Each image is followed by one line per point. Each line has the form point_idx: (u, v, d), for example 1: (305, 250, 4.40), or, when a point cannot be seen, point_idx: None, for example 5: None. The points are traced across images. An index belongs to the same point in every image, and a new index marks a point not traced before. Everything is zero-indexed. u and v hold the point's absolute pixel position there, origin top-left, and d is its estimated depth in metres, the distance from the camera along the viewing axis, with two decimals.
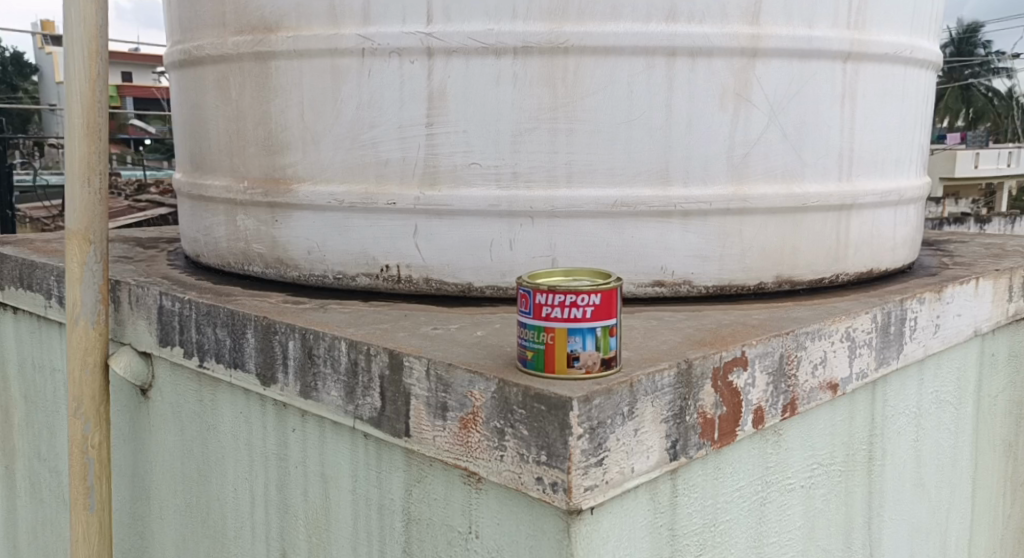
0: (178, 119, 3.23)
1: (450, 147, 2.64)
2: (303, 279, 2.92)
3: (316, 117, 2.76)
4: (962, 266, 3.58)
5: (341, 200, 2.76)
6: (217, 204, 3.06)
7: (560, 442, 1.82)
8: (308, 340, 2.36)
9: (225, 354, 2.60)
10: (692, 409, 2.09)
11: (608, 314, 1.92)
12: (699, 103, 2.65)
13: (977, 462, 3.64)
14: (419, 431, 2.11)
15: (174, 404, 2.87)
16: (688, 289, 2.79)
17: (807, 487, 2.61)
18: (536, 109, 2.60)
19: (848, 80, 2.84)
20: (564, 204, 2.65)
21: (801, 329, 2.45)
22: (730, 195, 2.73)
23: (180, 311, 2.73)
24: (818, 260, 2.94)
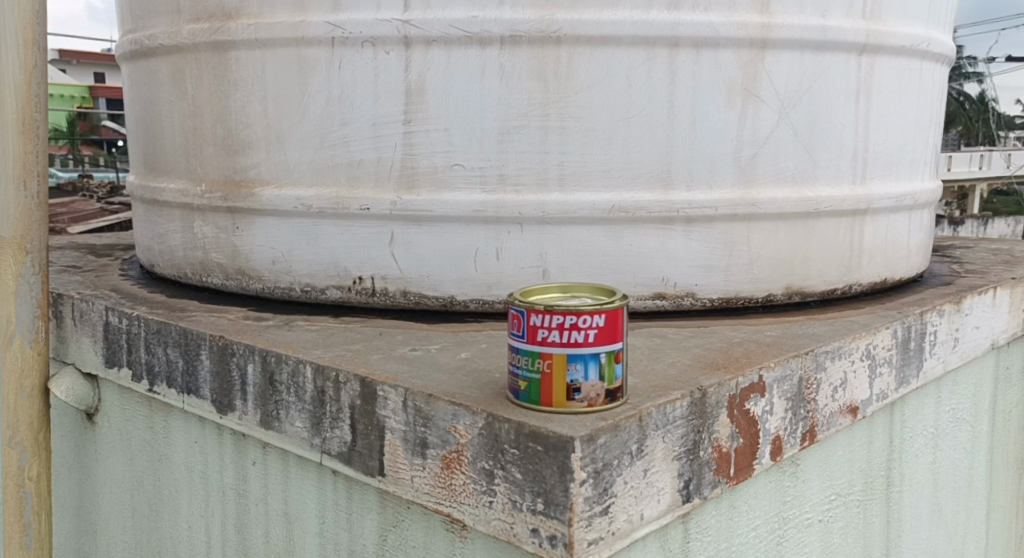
0: (131, 115, 2.95)
1: (430, 147, 2.39)
2: (268, 292, 2.65)
3: (280, 113, 2.49)
4: (975, 275, 3.36)
5: (309, 205, 2.49)
6: (172, 209, 2.78)
7: (559, 489, 1.57)
8: (269, 364, 2.09)
9: (177, 377, 2.32)
10: (706, 443, 1.84)
11: (612, 337, 1.66)
12: (704, 99, 2.40)
13: (992, 483, 3.42)
14: (395, 471, 1.85)
15: (123, 431, 2.60)
16: (691, 302, 2.54)
17: (824, 521, 2.38)
18: (525, 105, 2.34)
19: (863, 75, 2.60)
20: (556, 210, 2.40)
21: (821, 347, 2.20)
22: (737, 199, 2.48)
23: (128, 329, 2.45)
24: (831, 270, 2.70)
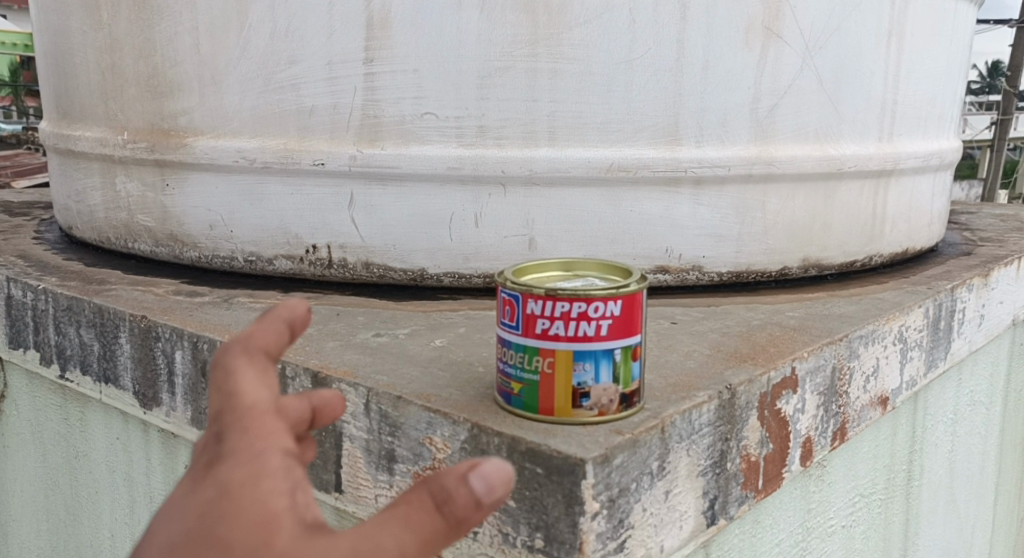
0: (42, 50, 2.53)
1: (396, 93, 2.01)
2: (206, 261, 2.27)
3: (216, 49, 2.10)
4: (993, 243, 3.07)
5: (251, 159, 2.11)
6: (91, 162, 2.39)
7: (564, 524, 1.25)
8: (201, 352, 1.73)
9: (92, 363, 1.95)
10: (734, 453, 1.52)
11: (629, 330, 1.32)
12: (718, 38, 2.05)
13: (1003, 469, 3.16)
14: (355, 488, 1.51)
15: (33, 423, 2.22)
16: (697, 277, 2.21)
17: (847, 527, 2.09)
18: (509, 42, 1.97)
19: (895, 14, 2.26)
20: (545, 168, 2.04)
21: (855, 332, 1.88)
22: (753, 157, 2.14)
23: (34, 305, 2.06)
24: (852, 239, 2.38)
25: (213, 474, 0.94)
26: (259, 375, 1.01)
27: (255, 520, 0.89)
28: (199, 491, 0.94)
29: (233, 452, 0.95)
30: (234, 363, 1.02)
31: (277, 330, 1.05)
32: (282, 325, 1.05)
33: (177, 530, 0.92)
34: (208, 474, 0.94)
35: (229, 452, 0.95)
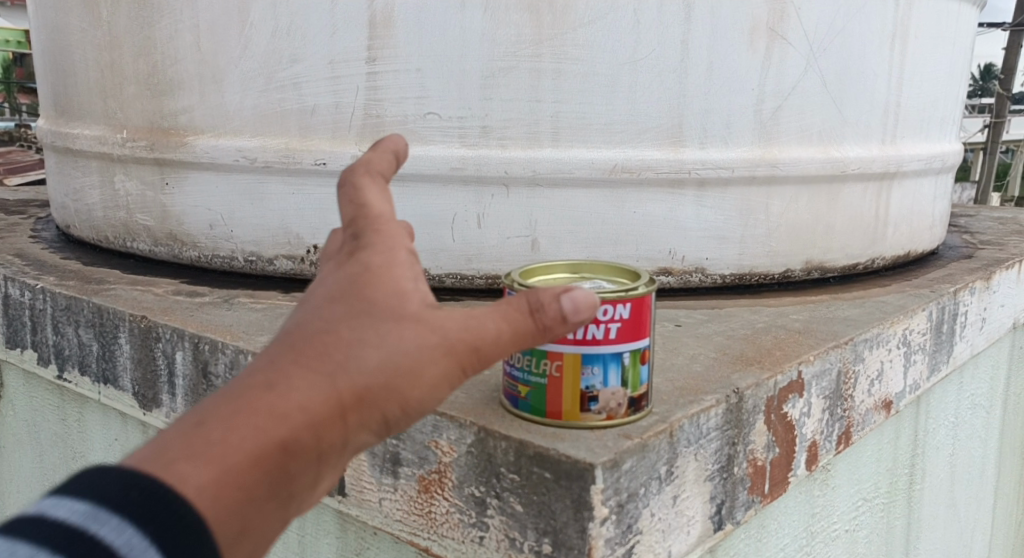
0: (40, 47, 2.50)
1: (399, 93, 1.99)
2: (205, 261, 2.26)
3: (216, 47, 2.08)
4: (993, 247, 3.06)
5: (252, 159, 2.10)
6: (89, 161, 2.37)
7: (573, 529, 1.24)
8: (202, 353, 1.71)
9: (91, 363, 1.93)
10: (741, 457, 1.52)
11: (638, 333, 1.31)
12: (723, 39, 2.04)
13: (1003, 472, 3.16)
14: (359, 491, 1.50)
15: (30, 423, 2.20)
16: (700, 279, 2.20)
17: (850, 531, 2.08)
18: (513, 42, 1.96)
19: (899, 16, 2.26)
20: (548, 169, 2.03)
21: (860, 335, 1.87)
22: (757, 159, 2.13)
23: (32, 305, 2.04)
24: (855, 241, 2.38)
25: (354, 255, 1.11)
26: (381, 193, 1.18)
27: (393, 292, 1.07)
28: (339, 269, 1.11)
29: (369, 243, 1.11)
30: (360, 181, 1.18)
31: (387, 161, 1.22)
32: (391, 157, 1.23)
33: (325, 294, 1.09)
34: (349, 259, 1.11)
35: (365, 242, 1.12)
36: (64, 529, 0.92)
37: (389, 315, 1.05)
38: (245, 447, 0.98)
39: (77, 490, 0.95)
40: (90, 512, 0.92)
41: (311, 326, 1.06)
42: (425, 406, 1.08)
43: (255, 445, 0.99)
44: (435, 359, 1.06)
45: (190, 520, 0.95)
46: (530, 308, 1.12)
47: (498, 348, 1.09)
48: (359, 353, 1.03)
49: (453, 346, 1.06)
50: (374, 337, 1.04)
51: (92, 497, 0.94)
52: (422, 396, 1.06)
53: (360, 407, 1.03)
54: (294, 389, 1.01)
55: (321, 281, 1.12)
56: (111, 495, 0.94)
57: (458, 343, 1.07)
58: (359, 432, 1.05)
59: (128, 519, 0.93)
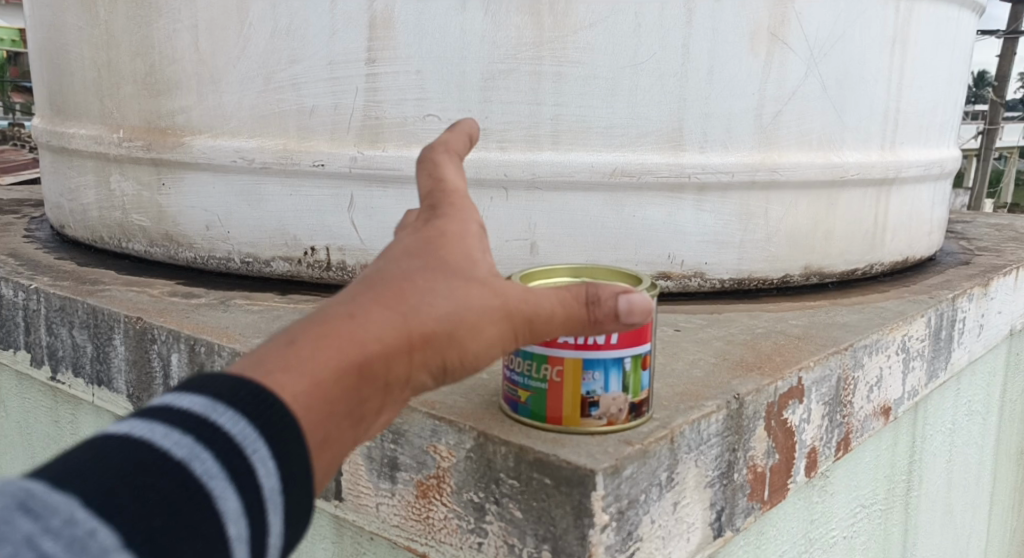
0: (36, 45, 2.49)
1: (398, 94, 1.98)
2: (202, 263, 2.24)
3: (215, 47, 2.06)
4: (991, 253, 3.06)
5: (250, 159, 2.08)
6: (84, 160, 2.35)
7: (573, 536, 1.23)
8: (198, 355, 1.70)
9: (85, 365, 1.91)
10: (741, 463, 1.51)
11: (640, 338, 1.30)
12: (723, 44, 2.03)
13: (998, 478, 3.15)
14: (356, 496, 1.49)
15: (23, 425, 2.18)
16: (698, 284, 2.20)
17: (848, 538, 2.07)
18: (514, 45, 1.95)
19: (900, 22, 2.25)
20: (547, 172, 2.02)
21: (860, 341, 1.87)
22: (757, 164, 2.12)
23: (25, 305, 2.02)
24: (854, 247, 2.37)
25: (430, 224, 1.19)
26: (458, 171, 1.28)
27: (464, 257, 1.14)
28: (414, 233, 1.19)
29: (444, 215, 1.20)
30: (440, 159, 1.29)
31: (462, 142, 1.33)
32: (467, 137, 1.34)
33: (403, 246, 1.16)
34: (426, 223, 1.20)
35: (439, 214, 1.20)
36: (185, 417, 0.94)
37: (461, 273, 1.13)
38: (333, 365, 1.03)
39: (191, 387, 0.97)
40: (212, 402, 0.95)
41: (391, 272, 1.12)
42: (478, 361, 1.14)
43: (343, 363, 1.03)
44: (493, 321, 1.13)
45: (289, 423, 0.98)
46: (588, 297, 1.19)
47: (550, 322, 1.16)
48: (434, 300, 1.09)
49: (511, 312, 1.14)
50: (444, 287, 1.11)
51: (207, 391, 0.96)
52: (477, 351, 1.13)
53: (429, 346, 1.09)
54: (377, 321, 1.06)
55: (397, 240, 1.18)
56: (221, 392, 0.96)
57: (518, 308, 1.14)
58: (420, 372, 1.10)
59: (240, 412, 0.96)
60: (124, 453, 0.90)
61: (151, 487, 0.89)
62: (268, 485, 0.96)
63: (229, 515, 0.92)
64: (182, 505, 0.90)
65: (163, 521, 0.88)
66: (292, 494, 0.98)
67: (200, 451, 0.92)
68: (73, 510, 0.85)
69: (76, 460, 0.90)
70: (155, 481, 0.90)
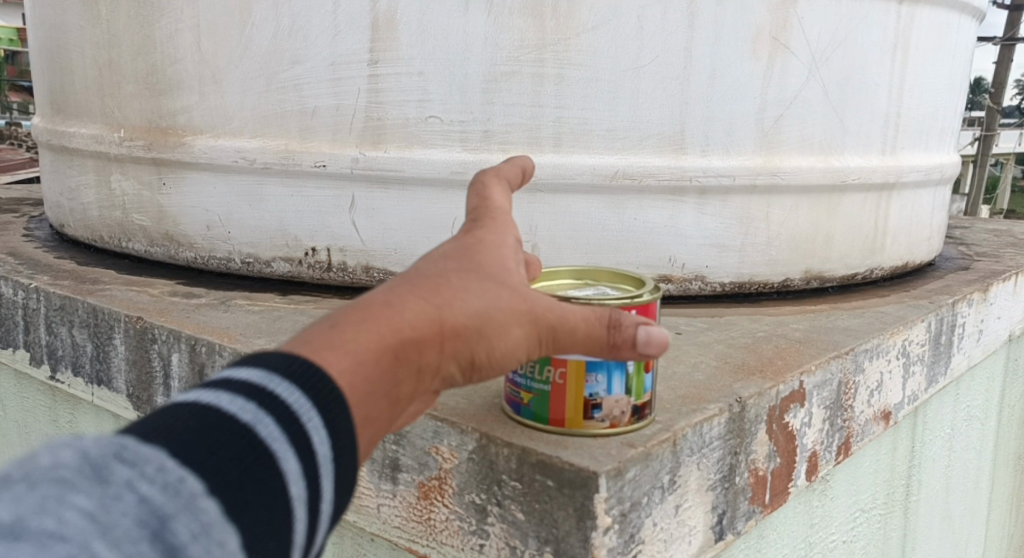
0: (36, 44, 2.48)
1: (400, 96, 1.98)
2: (202, 263, 2.24)
3: (217, 47, 2.06)
4: (990, 258, 3.06)
5: (251, 159, 2.08)
6: (85, 159, 2.35)
7: (575, 538, 1.23)
8: (199, 355, 1.69)
9: (85, 364, 1.91)
10: (742, 466, 1.51)
11: None
12: (726, 48, 2.03)
13: (997, 484, 3.15)
14: (357, 497, 1.49)
15: (21, 424, 2.18)
16: (699, 287, 2.20)
17: (848, 542, 2.07)
18: (516, 46, 1.95)
19: (901, 27, 2.26)
20: (549, 174, 2.02)
21: (861, 346, 1.87)
22: (759, 168, 2.12)
23: (25, 304, 2.02)
24: (854, 251, 2.37)
25: (470, 234, 1.22)
26: (505, 196, 1.33)
27: (499, 263, 1.16)
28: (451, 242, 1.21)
29: (485, 227, 1.23)
30: (489, 184, 1.34)
31: (514, 172, 1.39)
32: (518, 169, 1.39)
33: (442, 251, 1.18)
34: (467, 234, 1.23)
35: (480, 226, 1.23)
36: (245, 386, 0.93)
37: (494, 275, 1.14)
38: (373, 347, 1.02)
39: (245, 360, 0.95)
40: (269, 372, 0.94)
41: (427, 270, 1.13)
42: (503, 363, 1.14)
43: (384, 345, 1.03)
44: (521, 324, 1.13)
45: (335, 398, 0.97)
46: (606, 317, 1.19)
47: (572, 331, 1.16)
48: (469, 297, 1.10)
49: (537, 316, 1.14)
50: (479, 287, 1.12)
51: (264, 364, 0.95)
52: (503, 351, 1.13)
53: (461, 339, 1.09)
54: (414, 311, 1.06)
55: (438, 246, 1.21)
56: (275, 364, 0.95)
57: (544, 314, 1.14)
58: (449, 365, 1.10)
59: (294, 383, 0.95)
60: (191, 414, 0.88)
61: (221, 446, 0.88)
62: (320, 452, 0.95)
63: (291, 476, 0.91)
64: (250, 465, 0.88)
65: (234, 477, 0.87)
66: (341, 466, 0.96)
67: (263, 414, 0.91)
68: (160, 462, 0.83)
69: (140, 424, 0.88)
70: (224, 440, 0.88)
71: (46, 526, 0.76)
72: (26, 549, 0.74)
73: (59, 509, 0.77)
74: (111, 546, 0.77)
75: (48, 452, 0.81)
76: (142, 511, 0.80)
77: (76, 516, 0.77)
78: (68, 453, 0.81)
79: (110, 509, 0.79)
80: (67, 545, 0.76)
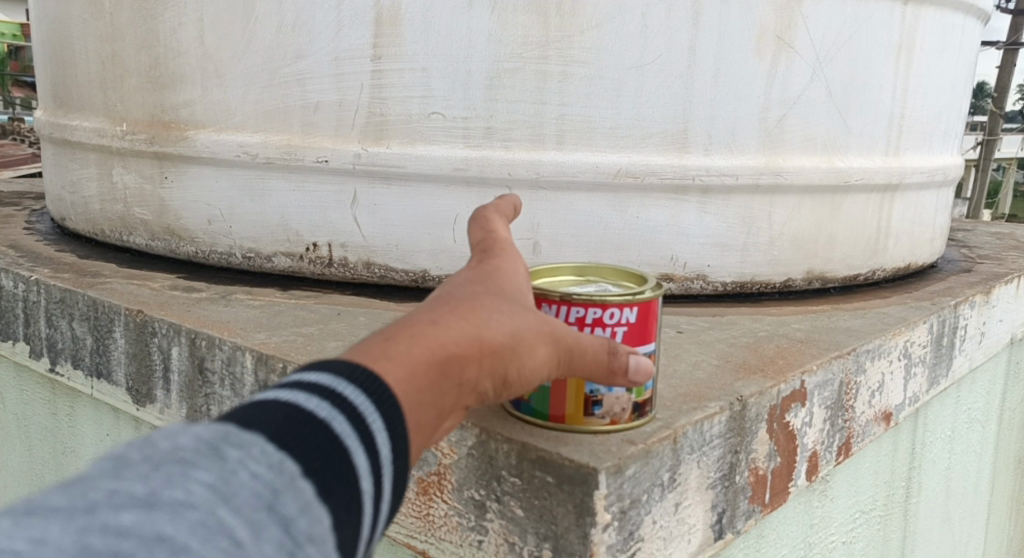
0: (39, 37, 2.48)
1: (403, 92, 1.98)
2: (203, 257, 2.24)
3: (219, 41, 2.06)
4: (992, 261, 3.06)
5: (253, 154, 2.08)
6: (87, 153, 2.35)
7: (574, 535, 1.23)
8: (199, 349, 1.69)
9: (85, 357, 1.90)
10: (743, 465, 1.50)
11: (644, 337, 1.32)
12: (730, 46, 2.02)
13: (996, 487, 3.15)
14: None
15: (20, 417, 2.18)
16: (700, 286, 2.20)
17: (847, 543, 2.07)
18: (520, 43, 1.94)
19: (907, 27, 2.25)
20: (552, 172, 2.02)
21: (862, 346, 1.86)
22: (761, 167, 2.12)
23: (25, 296, 2.02)
24: (857, 252, 2.37)
25: (485, 262, 1.25)
26: (507, 230, 1.37)
27: (519, 290, 1.19)
28: (467, 270, 1.23)
29: (498, 257, 1.26)
30: (490, 220, 1.38)
31: (508, 210, 1.44)
32: (511, 209, 1.44)
33: (462, 279, 1.20)
34: (481, 263, 1.25)
35: (493, 255, 1.26)
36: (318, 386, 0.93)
37: (519, 300, 1.17)
38: (427, 358, 1.03)
39: (312, 365, 0.96)
40: (339, 375, 0.94)
41: (458, 294, 1.15)
42: (526, 383, 1.16)
43: (433, 357, 1.03)
44: (546, 347, 1.16)
45: (396, 405, 0.97)
46: (609, 347, 1.23)
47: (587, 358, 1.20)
48: (502, 319, 1.12)
49: (559, 337, 1.17)
50: (508, 310, 1.14)
51: (330, 367, 0.96)
52: (531, 371, 1.15)
53: (499, 355, 1.10)
54: (456, 328, 1.08)
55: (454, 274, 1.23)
56: (342, 368, 0.96)
57: (566, 338, 1.18)
58: (485, 381, 1.11)
59: (361, 387, 0.95)
60: (276, 408, 0.89)
61: (305, 439, 0.88)
62: (383, 453, 0.95)
63: (363, 472, 0.91)
64: (330, 457, 0.89)
65: (320, 465, 0.87)
66: (403, 469, 0.97)
67: (338, 413, 0.92)
68: (261, 446, 0.85)
69: (228, 417, 0.88)
70: (308, 433, 0.88)
71: (177, 496, 0.77)
72: (162, 516, 0.76)
73: (184, 482, 0.79)
74: (235, 513, 0.79)
75: (165, 437, 0.83)
76: (256, 485, 0.81)
77: (200, 487, 0.79)
78: (184, 436, 0.82)
79: (230, 481, 0.80)
80: (197, 512, 0.77)
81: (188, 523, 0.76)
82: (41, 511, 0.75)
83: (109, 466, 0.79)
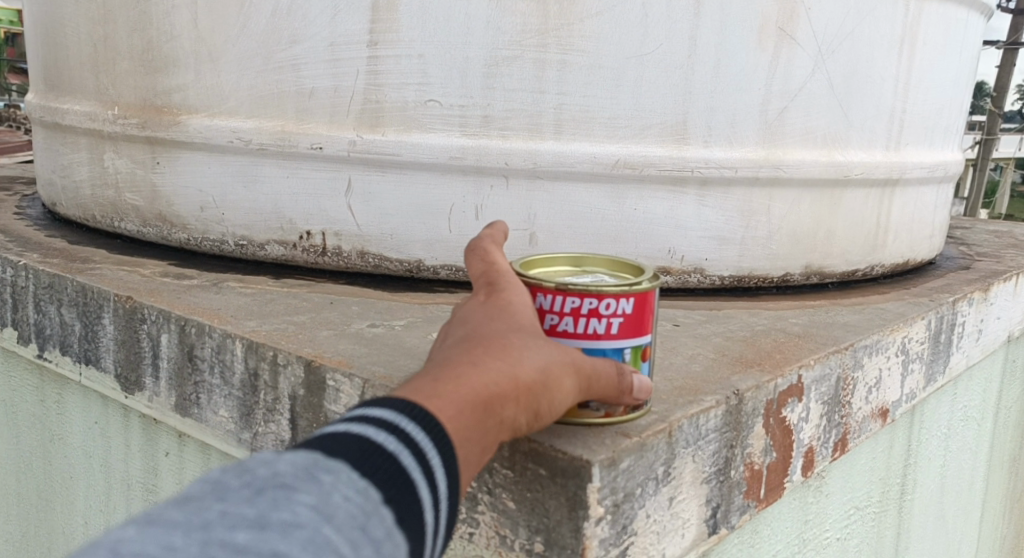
0: (32, 20, 2.45)
1: (400, 79, 1.95)
2: (195, 244, 2.21)
3: (214, 25, 2.03)
4: (990, 259, 3.04)
5: (246, 140, 2.05)
6: (78, 137, 2.32)
7: (566, 528, 1.21)
8: (188, 336, 1.67)
9: (73, 343, 1.88)
10: (738, 460, 1.48)
11: (640, 329, 1.30)
12: (730, 37, 2.00)
13: (991, 486, 3.13)
14: None
15: (8, 403, 2.15)
16: (698, 280, 2.18)
17: (842, 540, 2.05)
18: (518, 31, 1.92)
19: (909, 21, 2.23)
20: (549, 162, 1.99)
21: (861, 342, 1.85)
22: (761, 160, 2.10)
23: (14, 282, 1.99)
24: (855, 247, 2.35)
25: (495, 296, 1.23)
26: (505, 258, 1.35)
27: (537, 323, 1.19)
28: (479, 305, 1.22)
29: (506, 287, 1.25)
30: (488, 249, 1.35)
31: (499, 236, 1.41)
32: (502, 234, 1.42)
33: (476, 313, 1.19)
34: (491, 296, 1.24)
35: (501, 287, 1.25)
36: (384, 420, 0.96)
37: (541, 334, 1.17)
38: (469, 395, 1.04)
39: (371, 401, 0.99)
40: (400, 411, 0.97)
41: (483, 331, 1.15)
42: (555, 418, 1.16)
43: (476, 394, 1.04)
44: (572, 380, 1.16)
45: (448, 443, 0.99)
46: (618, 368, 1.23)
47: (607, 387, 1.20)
48: (532, 354, 1.13)
49: (581, 367, 1.17)
50: (534, 345, 1.15)
51: (391, 403, 0.98)
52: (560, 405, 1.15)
53: (536, 393, 1.11)
54: (491, 364, 1.09)
55: (466, 310, 1.22)
56: (400, 405, 0.98)
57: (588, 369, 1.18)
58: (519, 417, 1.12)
59: (420, 422, 0.98)
60: (350, 440, 0.92)
61: (378, 471, 0.92)
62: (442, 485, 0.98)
63: (426, 504, 0.95)
64: (401, 488, 0.92)
65: (394, 494, 0.91)
66: (459, 500, 1.00)
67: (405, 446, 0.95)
68: (349, 475, 0.89)
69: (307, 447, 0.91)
70: (381, 465, 0.92)
71: (285, 517, 0.83)
72: (274, 535, 0.81)
73: (290, 504, 0.84)
74: (337, 532, 0.84)
75: (263, 463, 0.88)
76: (351, 508, 0.87)
77: (305, 509, 0.84)
78: (282, 463, 0.87)
79: (328, 503, 0.86)
80: (305, 531, 0.83)
81: (299, 541, 0.82)
82: (162, 522, 0.81)
83: (212, 488, 0.85)
